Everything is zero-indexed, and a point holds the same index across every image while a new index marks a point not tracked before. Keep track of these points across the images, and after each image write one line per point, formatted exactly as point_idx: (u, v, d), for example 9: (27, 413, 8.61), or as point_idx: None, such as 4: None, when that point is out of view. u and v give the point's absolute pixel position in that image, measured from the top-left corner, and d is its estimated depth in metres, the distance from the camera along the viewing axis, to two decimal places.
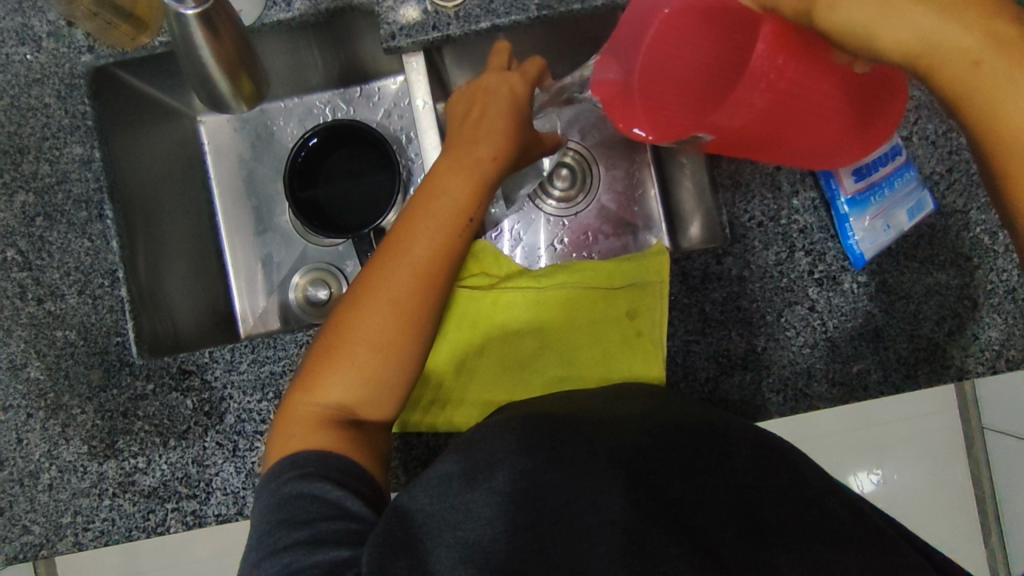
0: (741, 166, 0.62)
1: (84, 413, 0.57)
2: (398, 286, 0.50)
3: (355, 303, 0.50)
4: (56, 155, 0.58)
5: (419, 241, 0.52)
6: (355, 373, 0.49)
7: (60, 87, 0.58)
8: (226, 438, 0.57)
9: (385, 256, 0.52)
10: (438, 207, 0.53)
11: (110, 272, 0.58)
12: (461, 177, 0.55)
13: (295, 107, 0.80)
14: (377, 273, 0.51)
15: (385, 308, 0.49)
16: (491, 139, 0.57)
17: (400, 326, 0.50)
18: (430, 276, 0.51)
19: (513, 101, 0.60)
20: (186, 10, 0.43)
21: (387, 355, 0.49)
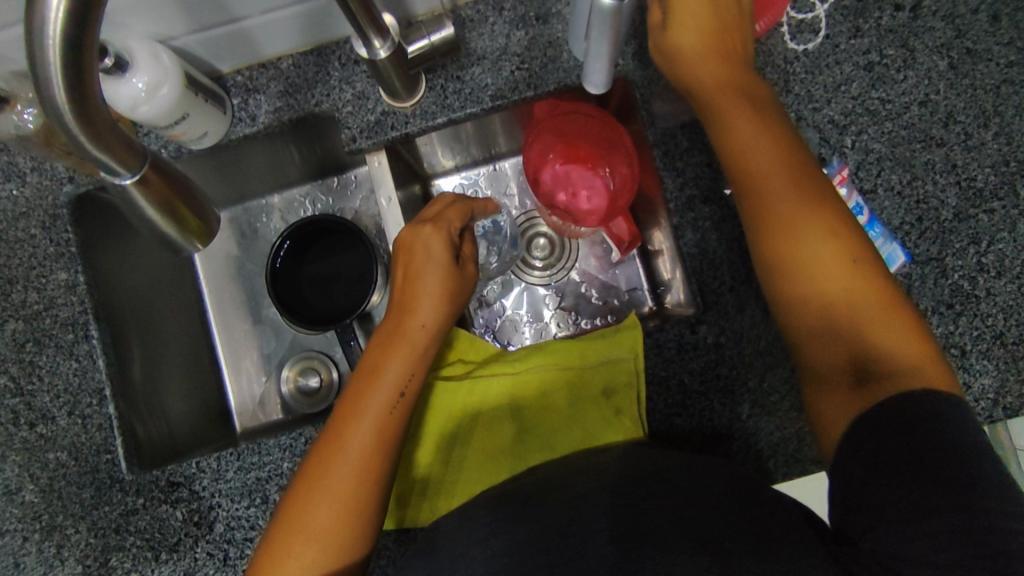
0: (708, 232, 0.61)
1: (77, 533, 0.58)
2: (337, 482, 0.51)
3: (302, 492, 0.51)
4: (42, 283, 0.61)
5: (359, 427, 0.52)
6: (304, 567, 0.49)
7: (44, 218, 0.61)
8: (216, 548, 0.58)
9: (327, 442, 0.52)
10: (374, 388, 0.54)
11: (97, 391, 0.59)
12: (397, 352, 0.55)
13: (276, 202, 0.83)
14: (319, 461, 0.52)
15: (331, 494, 0.50)
16: (424, 307, 0.57)
17: (348, 512, 0.51)
18: (370, 463, 0.52)
19: (441, 250, 0.58)
20: (124, 180, 0.38)
21: (336, 547, 0.50)
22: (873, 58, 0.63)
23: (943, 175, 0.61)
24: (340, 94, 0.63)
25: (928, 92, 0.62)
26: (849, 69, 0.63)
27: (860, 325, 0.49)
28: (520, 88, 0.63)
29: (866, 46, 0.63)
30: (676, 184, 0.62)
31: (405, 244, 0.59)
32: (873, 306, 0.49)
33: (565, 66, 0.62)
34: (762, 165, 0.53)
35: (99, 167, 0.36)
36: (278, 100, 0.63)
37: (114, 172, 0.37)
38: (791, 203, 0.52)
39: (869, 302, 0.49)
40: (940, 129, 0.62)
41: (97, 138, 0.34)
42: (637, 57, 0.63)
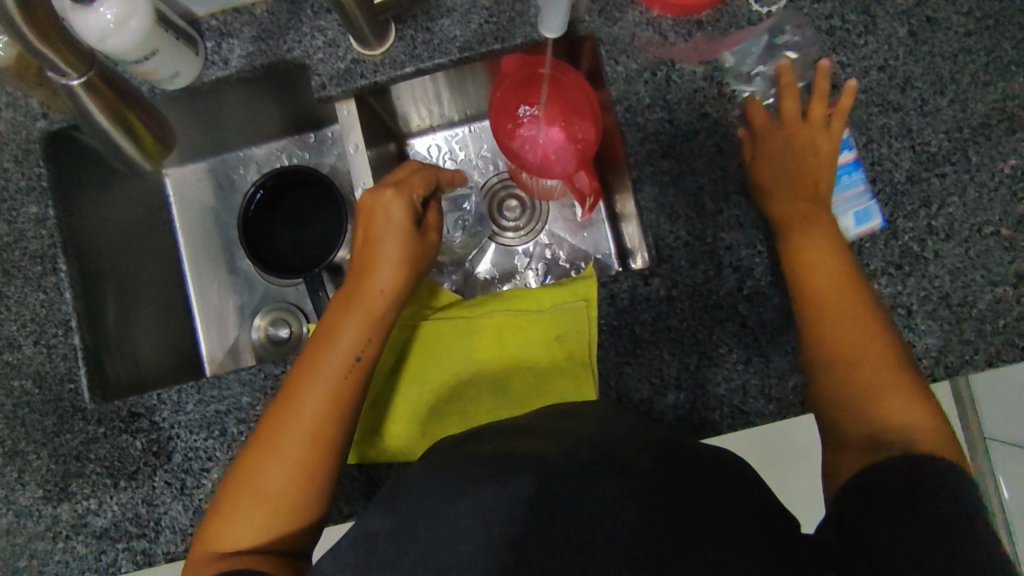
0: (665, 188, 0.63)
1: (39, 458, 0.60)
2: (287, 445, 0.50)
3: (251, 455, 0.51)
4: (13, 215, 0.62)
5: (309, 391, 0.52)
6: (251, 529, 0.49)
7: (17, 152, 0.63)
8: (174, 477, 0.59)
9: (278, 406, 0.52)
10: (330, 351, 0.53)
11: (63, 321, 0.61)
12: (353, 316, 0.55)
13: (254, 155, 0.85)
14: (270, 426, 0.51)
15: (281, 456, 0.50)
16: (384, 270, 0.56)
17: (297, 475, 0.50)
18: (321, 426, 0.51)
19: (400, 214, 0.57)
20: None
21: (285, 509, 0.49)
22: (835, 22, 0.65)
23: (898, 140, 0.63)
24: (311, 41, 0.64)
25: (887, 58, 0.64)
26: (809, 34, 0.64)
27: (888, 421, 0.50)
28: (488, 41, 0.64)
29: (828, 11, 0.65)
30: (636, 139, 0.64)
31: (366, 210, 0.58)
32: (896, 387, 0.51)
33: (532, 21, 0.64)
34: (827, 295, 0.55)
35: None
36: (251, 45, 0.64)
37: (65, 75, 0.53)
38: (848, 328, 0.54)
39: (909, 404, 0.50)
40: (897, 94, 0.63)
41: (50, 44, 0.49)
42: (603, 14, 0.66)
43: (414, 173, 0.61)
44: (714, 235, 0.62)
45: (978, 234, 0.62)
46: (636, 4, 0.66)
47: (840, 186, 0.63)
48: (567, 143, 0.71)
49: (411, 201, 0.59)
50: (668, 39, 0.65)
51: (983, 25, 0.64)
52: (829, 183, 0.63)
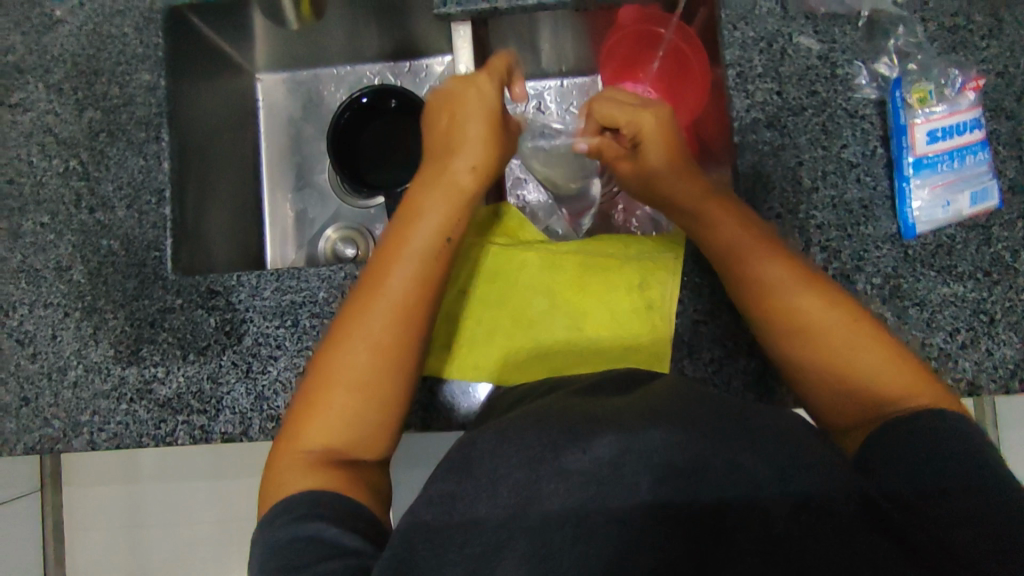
0: (767, 158, 0.62)
1: (115, 319, 0.61)
2: (378, 320, 0.51)
3: (340, 334, 0.52)
4: (125, 80, 0.63)
5: (398, 269, 0.53)
6: (341, 407, 0.50)
7: (139, 20, 0.63)
8: (242, 359, 0.60)
9: (367, 288, 0.53)
10: (406, 246, 0.54)
11: (158, 191, 0.62)
12: (440, 199, 0.56)
13: (347, 75, 0.85)
14: (359, 305, 0.52)
15: (371, 333, 0.51)
16: (466, 151, 0.58)
17: (379, 368, 0.51)
18: (409, 304, 0.52)
19: (487, 96, 0.60)
20: None
21: (375, 387, 0.51)
22: (959, 22, 0.63)
23: (1007, 148, 0.62)
24: None
25: (1008, 65, 0.63)
26: (933, 29, 0.63)
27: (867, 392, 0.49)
28: None
29: (954, 8, 0.64)
30: (743, 106, 0.63)
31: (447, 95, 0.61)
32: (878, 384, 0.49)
33: None
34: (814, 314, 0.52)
35: None
36: None
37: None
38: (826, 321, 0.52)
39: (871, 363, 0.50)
40: (1012, 102, 0.63)
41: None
42: None
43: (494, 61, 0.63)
44: (808, 211, 0.62)
45: None
46: None
47: (960, 168, 0.61)
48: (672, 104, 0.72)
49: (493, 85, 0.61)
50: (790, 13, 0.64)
51: None
52: (953, 163, 0.61)
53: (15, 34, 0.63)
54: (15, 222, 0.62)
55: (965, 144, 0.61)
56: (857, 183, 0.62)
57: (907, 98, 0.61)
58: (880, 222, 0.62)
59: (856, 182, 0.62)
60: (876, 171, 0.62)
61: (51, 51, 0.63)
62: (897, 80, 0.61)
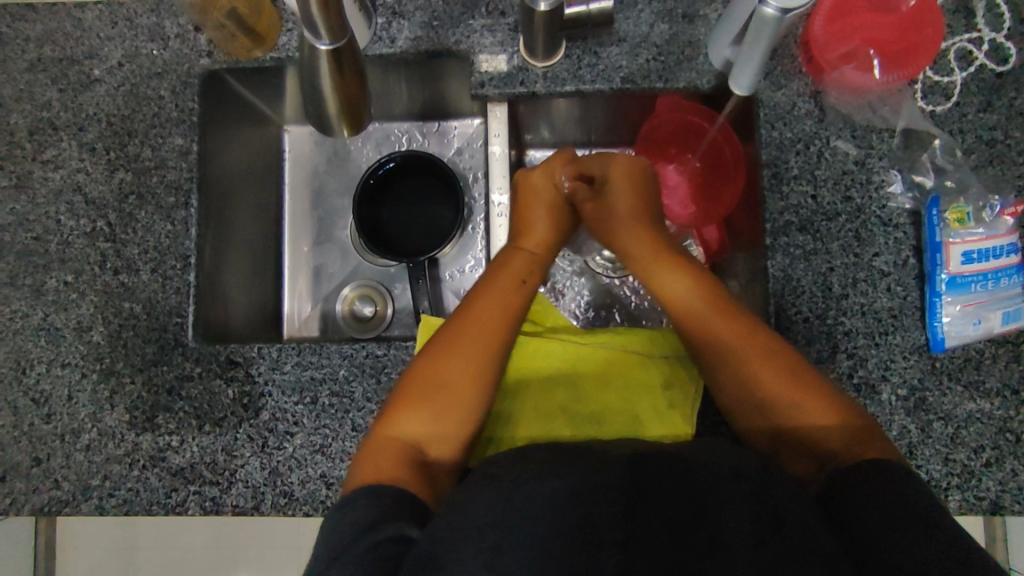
0: (796, 260, 0.62)
1: (132, 384, 0.60)
2: (470, 342, 0.54)
3: (441, 355, 0.54)
4: (158, 143, 0.63)
5: (489, 297, 0.58)
6: (423, 425, 0.52)
7: (175, 83, 0.63)
8: (257, 433, 0.60)
9: (461, 313, 0.57)
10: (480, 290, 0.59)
11: (183, 257, 0.62)
12: (522, 249, 0.63)
13: (374, 131, 0.85)
14: (460, 324, 0.56)
15: (468, 348, 0.54)
16: (543, 211, 0.66)
17: (472, 378, 0.53)
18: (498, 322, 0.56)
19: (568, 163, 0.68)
20: (320, 44, 0.46)
21: (467, 402, 0.53)
22: (997, 136, 0.64)
23: None
24: (479, 39, 0.64)
25: None
26: (970, 141, 0.64)
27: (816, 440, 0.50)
28: (651, 78, 0.64)
29: (992, 123, 0.64)
30: (777, 207, 0.63)
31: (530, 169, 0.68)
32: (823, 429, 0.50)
33: (699, 68, 0.64)
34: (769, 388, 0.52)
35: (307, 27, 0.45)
36: (420, 30, 0.65)
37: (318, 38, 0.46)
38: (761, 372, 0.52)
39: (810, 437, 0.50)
40: None
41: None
42: (769, 78, 0.65)
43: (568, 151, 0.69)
44: (836, 317, 0.62)
45: None
46: (803, 74, 0.65)
47: (994, 289, 0.60)
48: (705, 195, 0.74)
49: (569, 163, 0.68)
50: (828, 116, 0.65)
51: None
52: (987, 283, 0.60)
53: (51, 91, 0.64)
54: (39, 279, 0.62)
55: (999, 266, 0.60)
56: (886, 292, 0.62)
57: (944, 219, 0.61)
58: (908, 332, 0.61)
59: (887, 291, 0.62)
60: (907, 281, 0.62)
61: (86, 110, 0.64)
62: (936, 198, 0.62)
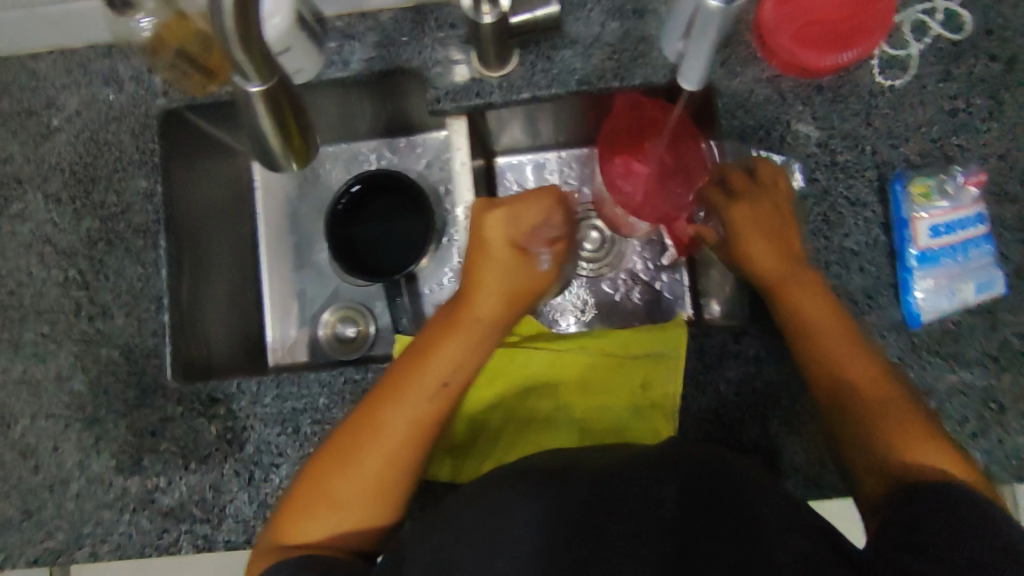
0: (765, 248, 0.62)
1: (116, 429, 0.61)
2: (374, 452, 0.50)
3: (333, 459, 0.51)
4: (123, 187, 0.63)
5: (401, 407, 0.51)
6: (320, 528, 0.50)
7: (135, 126, 0.64)
8: (244, 467, 0.60)
9: (364, 416, 0.51)
10: (418, 372, 0.52)
11: (157, 298, 0.62)
12: (451, 337, 0.53)
13: (342, 152, 0.85)
14: (357, 428, 0.51)
15: (376, 456, 0.50)
16: (487, 293, 0.54)
17: (376, 487, 0.50)
18: (411, 437, 0.51)
19: (500, 230, 0.55)
20: (252, 87, 0.42)
21: (371, 506, 0.50)
22: (958, 105, 0.64)
23: (1009, 231, 0.62)
24: (432, 55, 0.65)
25: (1009, 147, 0.63)
26: (931, 112, 0.64)
27: (856, 383, 0.55)
28: (607, 77, 0.64)
29: (953, 92, 0.64)
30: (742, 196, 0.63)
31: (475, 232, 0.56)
32: (871, 398, 0.55)
33: (654, 63, 0.64)
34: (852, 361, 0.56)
35: (234, 69, 0.41)
36: (373, 51, 0.65)
37: (248, 80, 0.41)
38: (847, 350, 0.57)
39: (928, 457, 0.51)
40: (1015, 186, 0.62)
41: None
42: (724, 66, 0.65)
43: (537, 198, 0.56)
44: None
45: None
46: (758, 59, 0.65)
47: (965, 260, 0.61)
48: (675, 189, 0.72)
49: (536, 228, 0.56)
50: (786, 100, 0.65)
51: None
52: (957, 255, 0.61)
53: (13, 144, 0.64)
54: (16, 333, 0.62)
55: (966, 237, 0.61)
56: (860, 272, 0.62)
57: (908, 194, 0.61)
58: (884, 310, 0.61)
59: (859, 271, 0.62)
60: (879, 259, 0.62)
61: (49, 160, 0.64)
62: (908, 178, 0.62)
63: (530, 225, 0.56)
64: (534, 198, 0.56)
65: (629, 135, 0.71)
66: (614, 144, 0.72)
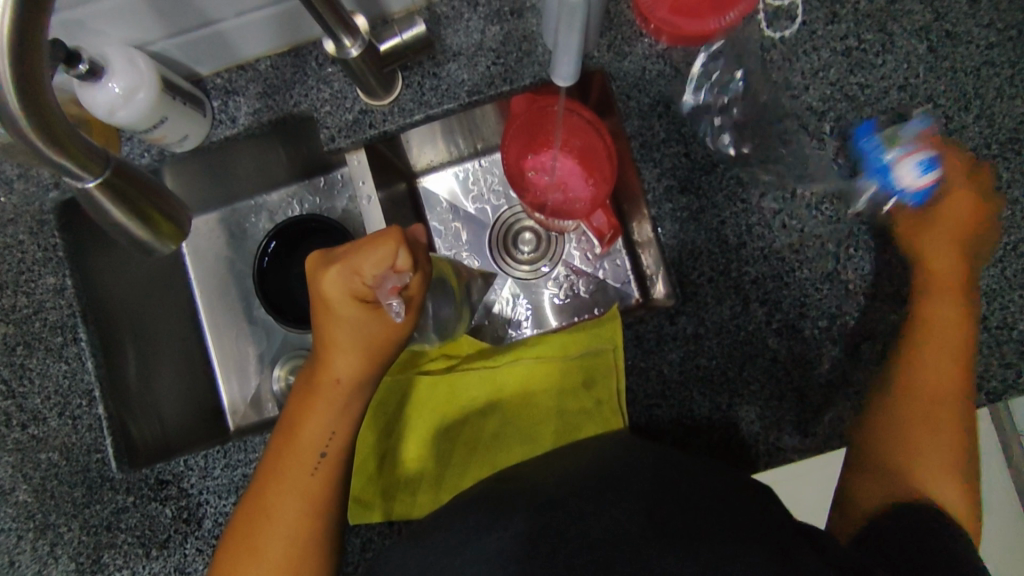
0: (685, 224, 0.62)
1: (70, 531, 0.60)
2: (278, 535, 0.51)
3: (238, 549, 0.51)
4: (31, 287, 0.62)
5: (290, 485, 0.51)
6: None
7: (32, 224, 0.62)
8: (205, 544, 0.59)
9: (255, 504, 0.52)
10: (293, 453, 0.52)
11: (87, 392, 0.61)
12: (317, 406, 0.53)
13: (264, 203, 0.84)
14: (252, 517, 0.51)
15: (277, 539, 0.51)
16: (343, 356, 0.52)
17: (287, 565, 0.51)
18: (307, 511, 0.51)
19: (339, 289, 0.50)
20: (87, 183, 0.38)
21: None
22: (851, 43, 0.63)
23: None
24: (318, 94, 0.63)
25: (907, 77, 0.62)
26: (827, 55, 0.63)
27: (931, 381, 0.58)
28: (496, 83, 0.63)
29: (845, 30, 0.63)
30: (653, 176, 0.62)
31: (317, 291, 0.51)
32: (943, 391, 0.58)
33: (540, 60, 0.63)
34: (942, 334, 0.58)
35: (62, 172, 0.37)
36: (258, 102, 0.64)
37: (79, 180, 0.38)
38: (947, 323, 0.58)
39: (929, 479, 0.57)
40: (920, 114, 0.62)
41: (26, 95, 0.32)
42: (612, 49, 0.64)
43: (380, 243, 0.48)
44: (739, 269, 0.61)
45: (1011, 253, 0.60)
46: (645, 35, 0.64)
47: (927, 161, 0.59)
48: (587, 181, 0.70)
49: (380, 277, 0.49)
50: (681, 72, 0.63)
51: (1006, 37, 0.62)
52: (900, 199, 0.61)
53: None
54: None
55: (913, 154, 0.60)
56: (784, 229, 0.61)
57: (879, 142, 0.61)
58: (815, 263, 0.61)
59: (783, 229, 0.61)
60: (800, 213, 0.61)
61: None
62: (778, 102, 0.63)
63: (372, 274, 0.49)
64: (376, 241, 0.49)
65: (531, 135, 0.70)
66: (519, 146, 0.71)
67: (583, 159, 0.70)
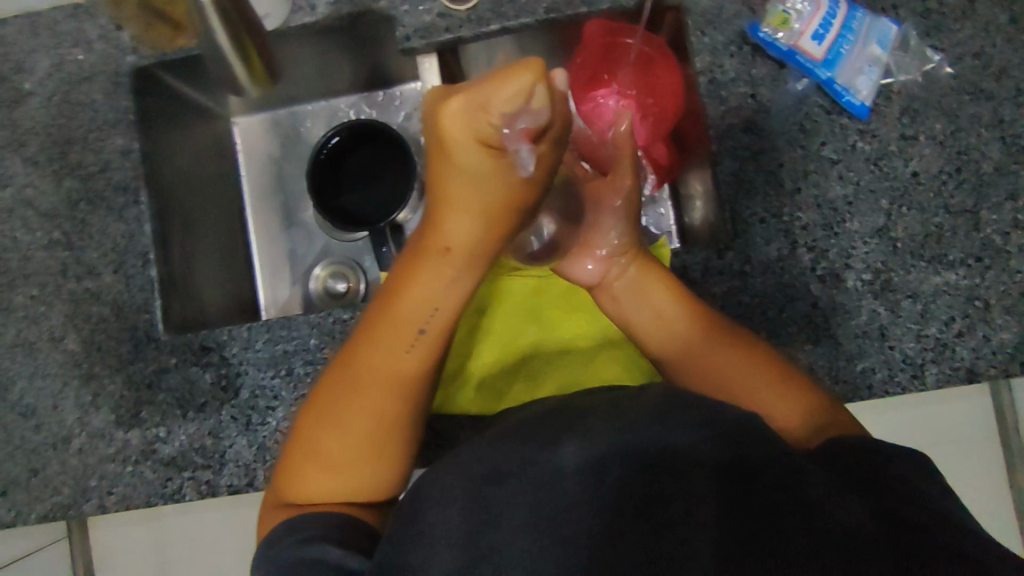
0: (744, 163, 0.62)
1: (113, 384, 0.62)
2: (378, 388, 0.51)
3: (338, 391, 0.51)
4: (99, 146, 0.63)
5: (392, 340, 0.51)
6: (333, 468, 0.51)
7: (106, 85, 0.64)
8: (241, 413, 0.61)
9: (359, 355, 0.52)
10: (398, 311, 0.51)
11: (142, 253, 0.62)
12: (425, 267, 0.51)
13: (321, 110, 0.85)
14: (354, 368, 0.52)
15: (377, 390, 0.51)
16: (459, 213, 0.49)
17: (385, 417, 0.51)
18: (408, 368, 0.52)
19: (464, 130, 0.45)
20: None
21: (385, 436, 0.52)
22: (931, 7, 0.63)
23: (989, 130, 0.61)
24: None
25: (984, 45, 0.62)
26: (905, 16, 0.64)
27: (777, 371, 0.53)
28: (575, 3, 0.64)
29: None
30: (718, 112, 0.63)
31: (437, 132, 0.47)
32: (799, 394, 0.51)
33: None
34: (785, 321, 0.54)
35: None
36: None
37: None
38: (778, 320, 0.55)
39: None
40: (992, 83, 0.62)
41: None
42: None
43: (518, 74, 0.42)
44: (791, 213, 0.61)
45: None
46: None
47: None
48: (651, 114, 0.72)
49: (511, 117, 0.43)
50: (758, 15, 0.64)
51: None
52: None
53: None
54: (7, 297, 0.63)
55: None
56: (840, 180, 0.62)
57: None
58: (865, 217, 0.61)
59: (839, 179, 0.62)
60: (858, 166, 0.62)
61: (25, 124, 0.64)
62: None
63: (500, 112, 0.43)
64: (512, 70, 0.42)
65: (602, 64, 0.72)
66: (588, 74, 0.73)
67: (649, 91, 0.73)
